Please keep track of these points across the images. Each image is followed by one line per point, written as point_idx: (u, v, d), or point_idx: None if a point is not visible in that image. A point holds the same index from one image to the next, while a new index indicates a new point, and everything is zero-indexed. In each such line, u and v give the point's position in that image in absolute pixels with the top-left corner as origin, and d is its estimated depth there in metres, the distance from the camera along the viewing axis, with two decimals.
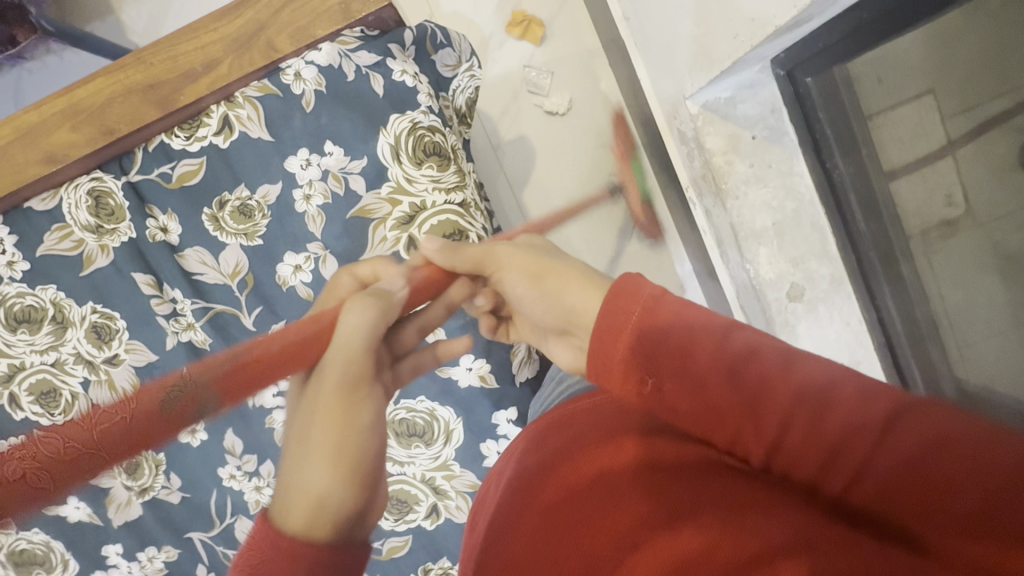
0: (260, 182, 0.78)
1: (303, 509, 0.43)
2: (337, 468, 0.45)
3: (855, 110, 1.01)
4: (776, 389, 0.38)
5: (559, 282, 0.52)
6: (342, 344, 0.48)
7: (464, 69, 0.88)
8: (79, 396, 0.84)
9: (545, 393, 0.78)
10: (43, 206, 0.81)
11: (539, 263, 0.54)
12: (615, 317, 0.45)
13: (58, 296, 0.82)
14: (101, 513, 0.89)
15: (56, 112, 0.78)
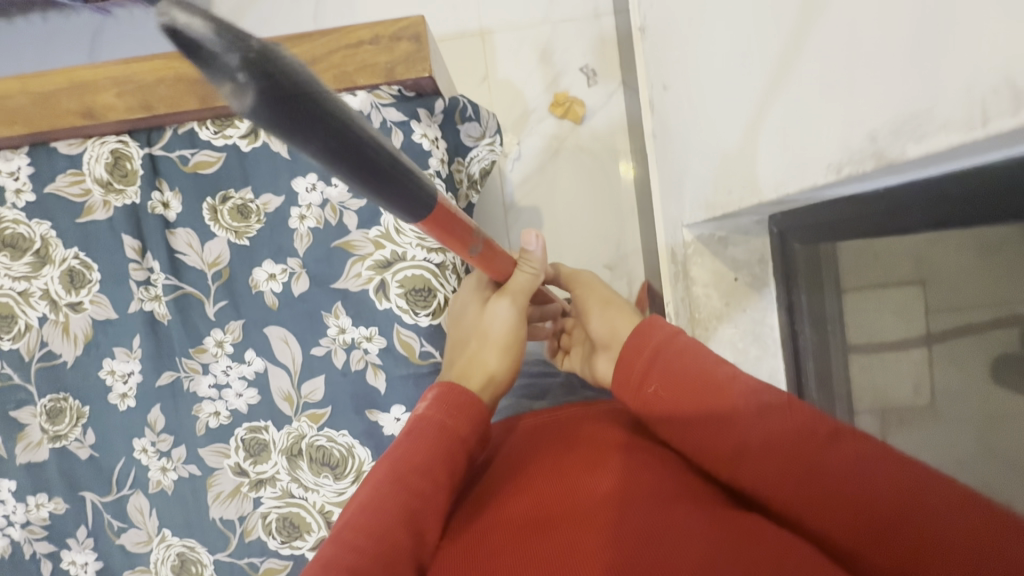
0: (264, 190, 0.84)
1: (482, 378, 0.72)
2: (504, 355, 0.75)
3: (836, 277, 1.00)
4: (741, 392, 0.57)
5: (614, 312, 0.83)
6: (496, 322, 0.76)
7: (486, 142, 0.94)
8: (32, 328, 0.89)
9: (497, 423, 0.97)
10: (67, 150, 0.88)
11: (605, 298, 0.85)
12: (642, 344, 0.65)
13: (49, 234, 0.88)
14: (9, 447, 0.90)
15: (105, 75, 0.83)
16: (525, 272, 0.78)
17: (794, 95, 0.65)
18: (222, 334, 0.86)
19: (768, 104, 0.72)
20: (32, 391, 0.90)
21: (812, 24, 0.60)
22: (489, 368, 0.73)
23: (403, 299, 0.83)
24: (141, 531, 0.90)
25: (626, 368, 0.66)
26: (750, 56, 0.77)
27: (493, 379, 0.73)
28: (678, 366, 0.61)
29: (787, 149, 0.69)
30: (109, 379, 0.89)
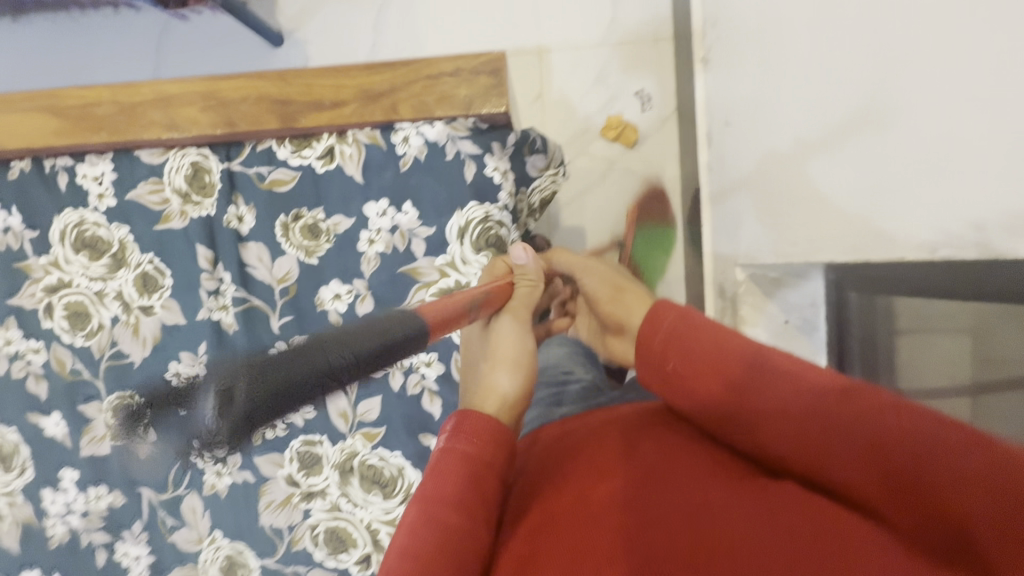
0: (336, 211, 0.86)
1: (494, 401, 0.63)
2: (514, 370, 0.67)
3: (885, 321, 0.97)
4: (766, 359, 0.49)
5: (628, 296, 0.80)
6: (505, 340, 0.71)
7: (551, 173, 0.93)
8: (104, 327, 0.93)
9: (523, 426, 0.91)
10: (149, 159, 0.90)
11: (615, 282, 0.83)
12: (649, 326, 0.59)
13: (127, 239, 0.91)
14: (75, 439, 0.95)
15: (194, 92, 0.87)
16: (525, 284, 0.78)
17: (866, 168, 0.66)
18: (285, 348, 0.88)
19: (835, 168, 0.72)
20: (99, 388, 0.93)
21: (893, 102, 0.60)
22: (502, 393, 0.64)
23: None
24: (192, 530, 0.93)
25: (649, 354, 0.58)
26: (813, 113, 0.76)
27: (504, 406, 0.63)
28: (690, 337, 0.55)
29: (856, 217, 0.69)
30: (173, 382, 0.92)
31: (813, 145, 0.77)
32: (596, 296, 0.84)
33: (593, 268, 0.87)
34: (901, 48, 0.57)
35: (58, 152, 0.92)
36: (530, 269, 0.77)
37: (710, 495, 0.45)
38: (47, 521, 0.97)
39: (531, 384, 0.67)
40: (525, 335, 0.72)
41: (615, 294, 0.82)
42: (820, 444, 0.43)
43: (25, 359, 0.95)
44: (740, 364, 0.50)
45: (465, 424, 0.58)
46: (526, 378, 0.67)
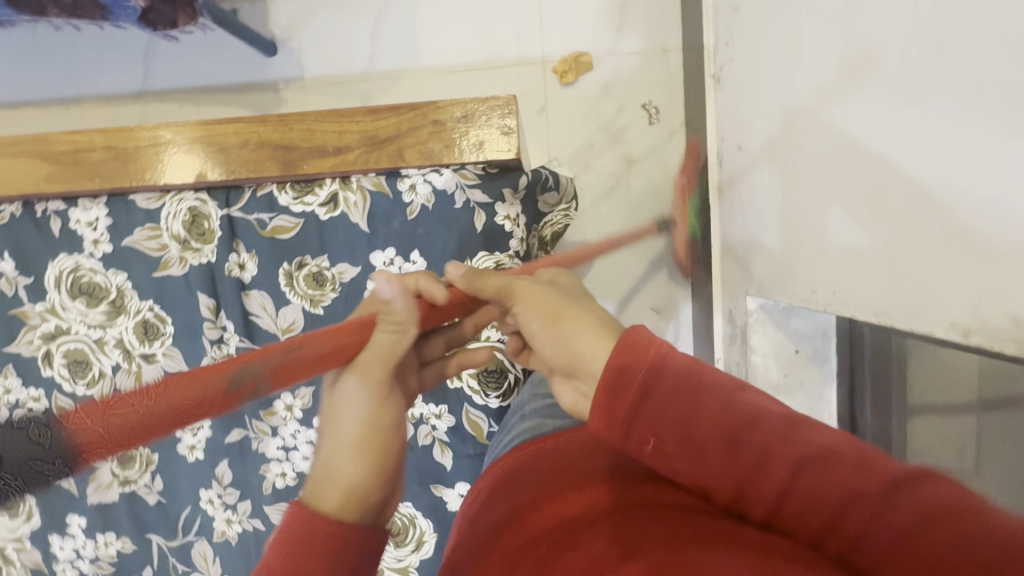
0: (341, 259, 0.83)
1: (337, 494, 0.47)
2: (359, 456, 0.48)
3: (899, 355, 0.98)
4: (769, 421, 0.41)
5: (573, 328, 0.50)
6: (351, 422, 0.49)
7: (562, 208, 0.90)
8: (106, 375, 0.91)
9: (497, 443, 0.78)
10: (146, 205, 0.87)
11: (555, 305, 0.52)
12: (627, 370, 0.44)
13: (125, 286, 0.88)
14: (81, 487, 0.93)
15: (193, 137, 0.84)
16: (386, 333, 0.51)
17: (879, 250, 0.68)
18: (292, 399, 0.86)
19: (849, 240, 0.74)
20: None
21: (908, 197, 0.63)
22: (346, 480, 0.47)
23: (474, 379, 0.83)
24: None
25: (607, 414, 0.44)
26: (830, 183, 0.78)
27: (351, 497, 0.47)
28: (677, 394, 0.43)
29: (869, 293, 0.71)
30: (178, 430, 0.91)
31: (829, 211, 0.78)
32: (528, 335, 0.53)
33: (534, 290, 0.53)
34: (917, 152, 0.61)
35: (50, 196, 0.88)
36: (400, 310, 0.51)
37: (722, 562, 0.34)
38: (57, 566, 0.96)
39: (388, 471, 0.49)
40: (380, 411, 0.50)
41: (551, 324, 0.51)
42: (821, 509, 0.37)
43: (25, 408, 0.93)
44: (725, 425, 0.41)
45: (300, 541, 0.44)
46: (376, 466, 0.48)
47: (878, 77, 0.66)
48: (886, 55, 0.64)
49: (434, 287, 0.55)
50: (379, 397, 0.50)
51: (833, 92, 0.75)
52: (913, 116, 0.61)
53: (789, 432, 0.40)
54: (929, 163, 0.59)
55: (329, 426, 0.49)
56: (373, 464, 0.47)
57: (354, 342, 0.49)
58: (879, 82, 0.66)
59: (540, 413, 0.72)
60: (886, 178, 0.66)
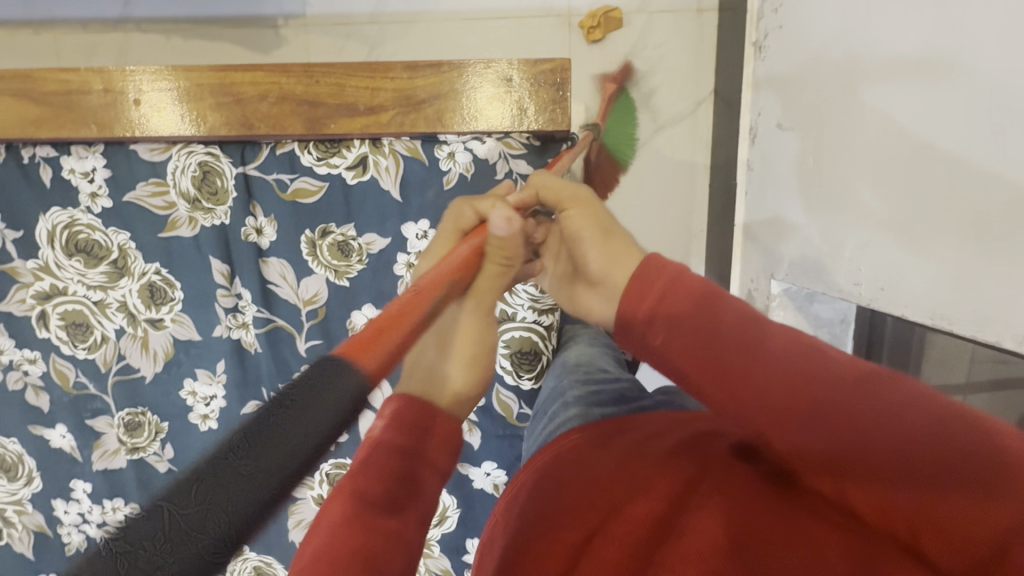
0: (369, 229, 0.78)
1: (447, 399, 0.56)
2: (467, 369, 0.59)
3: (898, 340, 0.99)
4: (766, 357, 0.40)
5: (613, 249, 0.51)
6: (459, 331, 0.59)
7: None
8: (109, 340, 0.85)
9: (535, 430, 0.74)
10: (149, 156, 0.79)
11: (603, 224, 0.53)
12: (634, 307, 0.47)
13: (128, 246, 0.81)
14: (86, 453, 0.89)
15: (202, 88, 0.75)
16: (496, 264, 0.56)
17: (942, 259, 0.68)
18: None
19: (903, 244, 0.74)
20: (108, 402, 0.87)
21: (989, 213, 0.62)
22: (453, 388, 0.58)
23: (508, 360, 0.81)
24: None
25: (637, 343, 0.48)
26: (887, 184, 0.76)
27: (455, 403, 0.57)
28: (684, 336, 0.44)
29: (922, 300, 0.71)
30: (189, 399, 0.86)
31: (881, 214, 0.77)
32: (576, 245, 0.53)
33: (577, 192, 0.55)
34: (1006, 170, 0.59)
35: (38, 141, 0.79)
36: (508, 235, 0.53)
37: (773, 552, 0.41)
38: (62, 530, 0.93)
39: (485, 378, 0.61)
40: (483, 332, 0.60)
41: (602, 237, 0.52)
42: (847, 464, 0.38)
43: (20, 370, 0.87)
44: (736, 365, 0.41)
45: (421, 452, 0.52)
46: (479, 374, 0.60)
47: (971, 81, 0.62)
48: (981, 65, 0.61)
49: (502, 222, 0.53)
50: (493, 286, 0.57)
51: (906, 87, 0.71)
52: (1009, 130, 0.59)
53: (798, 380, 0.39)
54: (1018, 183, 0.58)
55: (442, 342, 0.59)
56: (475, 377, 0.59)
57: (471, 265, 0.55)
58: (972, 88, 0.62)
59: (588, 401, 0.68)
60: (963, 188, 0.65)
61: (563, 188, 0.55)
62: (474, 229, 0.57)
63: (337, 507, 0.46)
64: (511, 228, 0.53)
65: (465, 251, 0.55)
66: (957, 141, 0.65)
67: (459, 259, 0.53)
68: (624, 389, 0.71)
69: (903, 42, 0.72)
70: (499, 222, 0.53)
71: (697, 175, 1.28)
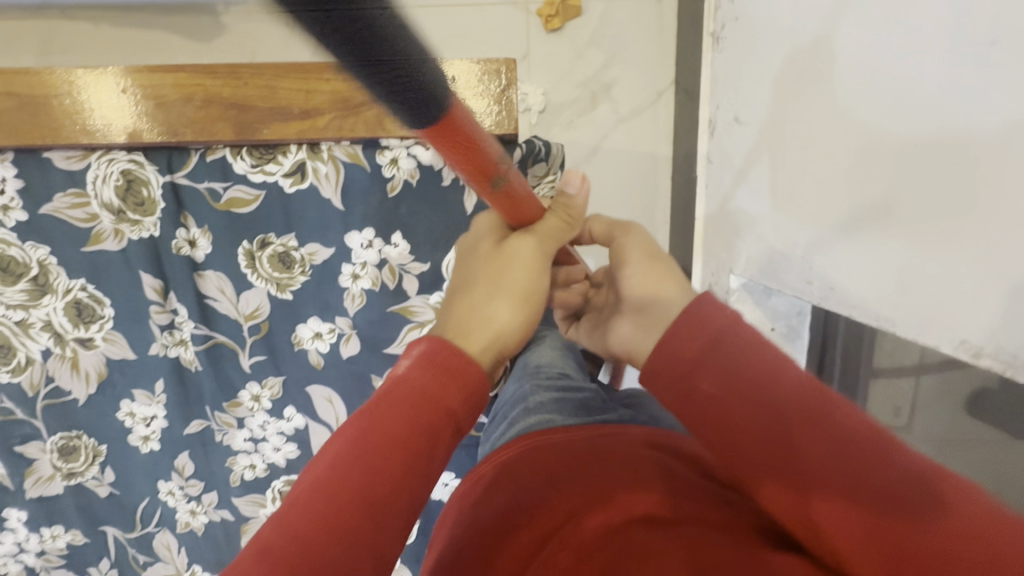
0: (311, 238, 0.74)
1: (482, 338, 0.52)
2: (514, 306, 0.54)
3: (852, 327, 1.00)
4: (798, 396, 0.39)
5: (647, 268, 0.55)
6: (503, 260, 0.55)
7: (547, 179, 0.79)
8: (34, 362, 0.79)
9: (493, 432, 0.72)
10: (66, 164, 0.72)
11: (650, 257, 0.56)
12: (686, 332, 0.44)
13: (48, 261, 0.75)
14: (16, 481, 0.84)
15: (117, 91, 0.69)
16: (559, 219, 0.56)
17: (890, 256, 0.68)
18: (259, 389, 0.79)
19: (855, 241, 0.73)
20: (39, 427, 0.81)
21: (937, 214, 0.61)
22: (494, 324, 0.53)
23: None
24: (169, 565, 0.88)
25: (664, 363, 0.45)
26: (839, 181, 0.76)
27: (490, 345, 0.52)
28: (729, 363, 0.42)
29: (870, 299, 0.72)
30: (128, 421, 0.82)
31: (832, 213, 0.77)
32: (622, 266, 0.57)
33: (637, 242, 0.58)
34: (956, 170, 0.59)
35: None
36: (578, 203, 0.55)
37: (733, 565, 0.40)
38: None
39: (529, 321, 0.56)
40: (527, 273, 0.54)
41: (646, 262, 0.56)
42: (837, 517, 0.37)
43: None
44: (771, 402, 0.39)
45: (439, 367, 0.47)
46: (525, 316, 0.55)
47: (918, 80, 0.62)
48: (926, 66, 0.61)
49: (573, 185, 0.54)
50: (530, 274, 0.54)
51: (860, 83, 0.70)
52: (955, 131, 0.58)
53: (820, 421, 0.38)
54: (968, 183, 0.58)
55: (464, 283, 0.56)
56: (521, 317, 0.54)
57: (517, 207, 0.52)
58: (922, 87, 0.62)
59: (550, 409, 0.67)
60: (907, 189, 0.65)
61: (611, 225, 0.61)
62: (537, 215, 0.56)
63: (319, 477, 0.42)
64: (581, 188, 0.55)
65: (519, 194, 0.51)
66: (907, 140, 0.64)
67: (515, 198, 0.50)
68: (582, 398, 0.70)
69: (854, 37, 0.71)
70: (571, 185, 0.54)
71: (656, 168, 1.26)
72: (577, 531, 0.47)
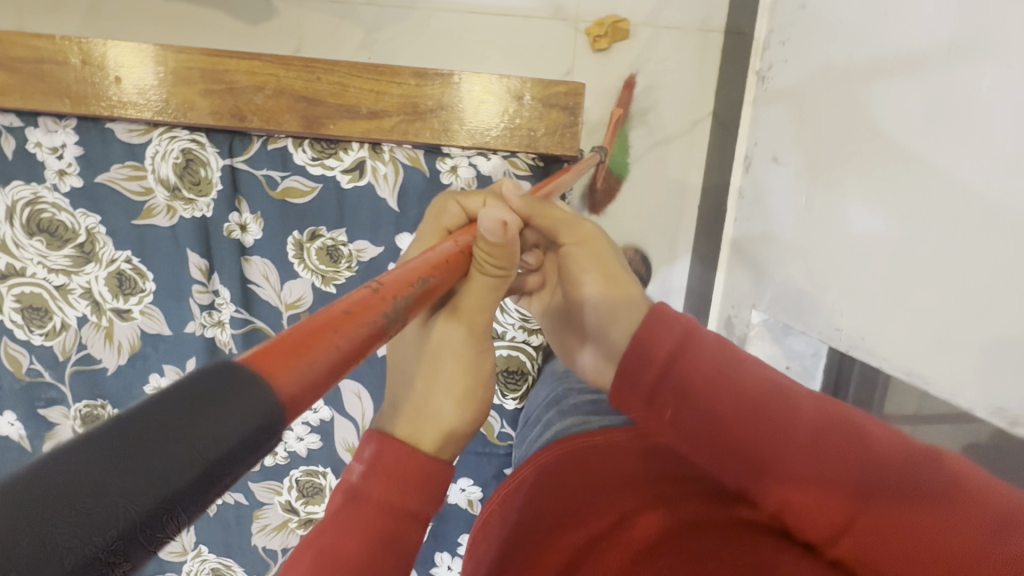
0: (361, 235, 0.75)
1: (434, 434, 0.43)
2: (462, 402, 0.45)
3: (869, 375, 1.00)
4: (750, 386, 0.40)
5: (616, 295, 0.50)
6: (425, 354, 0.45)
7: None
8: (70, 328, 0.79)
9: (528, 435, 0.72)
10: (127, 137, 0.73)
11: (611, 269, 0.51)
12: (647, 345, 0.44)
13: (97, 230, 0.76)
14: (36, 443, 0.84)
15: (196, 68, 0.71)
16: (486, 275, 0.43)
17: (935, 312, 0.68)
18: None
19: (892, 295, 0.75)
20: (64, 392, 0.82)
21: (978, 277, 0.63)
22: (442, 422, 0.44)
23: (493, 379, 0.79)
24: (176, 543, 0.88)
25: (637, 362, 0.44)
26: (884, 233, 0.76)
27: (446, 446, 0.44)
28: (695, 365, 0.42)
29: (903, 353, 0.73)
30: None
31: (874, 262, 0.78)
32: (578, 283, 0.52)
33: (593, 237, 0.51)
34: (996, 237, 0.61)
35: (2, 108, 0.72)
36: (506, 250, 0.41)
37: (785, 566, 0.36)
38: None
39: (484, 406, 0.46)
40: (469, 362, 0.45)
41: (608, 283, 0.51)
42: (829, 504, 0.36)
43: None
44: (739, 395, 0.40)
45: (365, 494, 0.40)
46: (473, 400, 0.45)
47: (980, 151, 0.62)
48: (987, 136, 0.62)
49: (490, 213, 0.42)
50: (463, 362, 0.45)
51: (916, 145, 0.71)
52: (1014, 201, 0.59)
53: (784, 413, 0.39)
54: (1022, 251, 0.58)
55: (418, 359, 0.45)
56: (473, 412, 0.45)
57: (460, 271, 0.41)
58: (975, 161, 0.63)
59: (584, 411, 0.65)
60: (956, 251, 0.66)
61: (556, 213, 0.50)
62: (461, 227, 0.48)
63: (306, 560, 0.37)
64: (506, 229, 0.41)
65: (450, 248, 0.41)
66: (953, 205, 0.66)
67: (438, 259, 0.38)
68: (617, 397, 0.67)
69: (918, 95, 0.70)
70: (487, 216, 0.42)
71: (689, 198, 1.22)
72: (630, 531, 0.44)
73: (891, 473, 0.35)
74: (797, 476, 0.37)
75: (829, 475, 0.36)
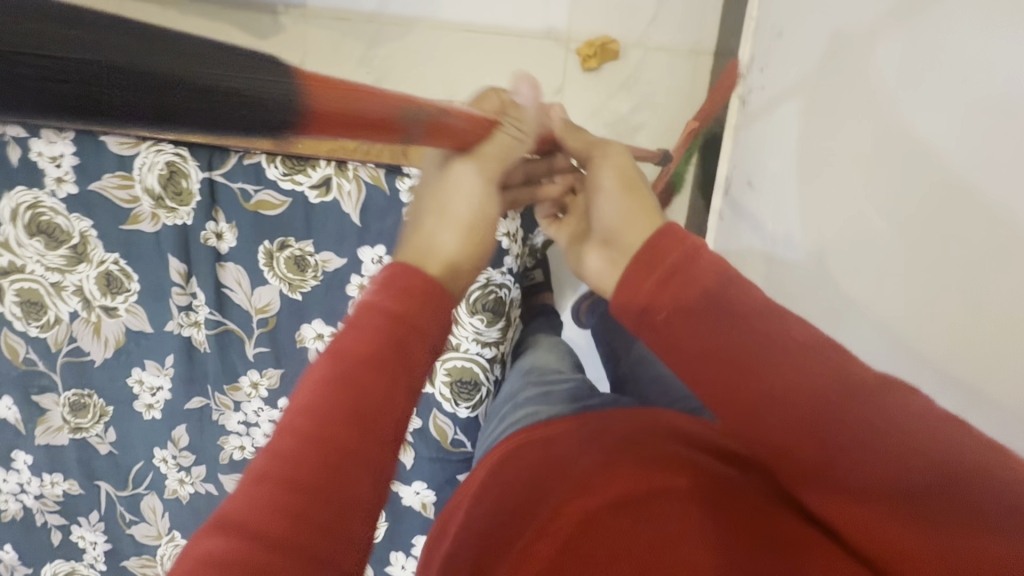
0: (327, 247, 0.80)
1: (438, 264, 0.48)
2: (465, 234, 0.51)
3: None
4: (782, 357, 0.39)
5: (632, 204, 0.55)
6: (453, 192, 0.51)
7: None
8: (62, 322, 0.86)
9: (490, 429, 0.73)
10: (118, 150, 0.80)
11: (629, 184, 0.57)
12: (652, 253, 0.48)
13: (89, 233, 0.82)
14: (29, 426, 0.91)
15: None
16: (508, 134, 0.54)
17: None
18: (258, 377, 0.85)
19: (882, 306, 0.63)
20: (56, 380, 0.88)
21: None
22: (446, 254, 0.49)
23: (447, 388, 0.83)
24: (151, 527, 0.94)
25: (631, 288, 0.47)
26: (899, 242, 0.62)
27: (449, 272, 0.48)
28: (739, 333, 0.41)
29: None
30: (136, 388, 0.88)
31: None
32: (598, 193, 0.58)
33: (615, 154, 0.60)
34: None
35: (9, 120, 0.80)
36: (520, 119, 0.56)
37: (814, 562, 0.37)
38: None
39: (478, 261, 0.52)
40: (483, 201, 0.52)
41: (626, 189, 0.57)
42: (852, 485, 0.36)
43: None
44: (784, 361, 0.39)
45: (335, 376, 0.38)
46: (474, 243, 0.51)
47: None
48: None
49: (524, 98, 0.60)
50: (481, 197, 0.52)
51: (960, 137, 0.55)
52: None
53: (816, 382, 0.38)
54: None
55: (438, 207, 0.51)
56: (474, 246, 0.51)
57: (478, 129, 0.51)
58: None
59: (537, 402, 0.66)
60: None
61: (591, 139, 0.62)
62: (493, 112, 0.55)
63: (246, 487, 0.33)
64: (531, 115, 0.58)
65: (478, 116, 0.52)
66: None
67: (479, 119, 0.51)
68: (575, 386, 0.69)
69: None
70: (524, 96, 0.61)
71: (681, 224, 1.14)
72: (582, 500, 0.44)
73: (926, 458, 0.33)
74: (831, 464, 0.36)
75: (863, 456, 0.35)
